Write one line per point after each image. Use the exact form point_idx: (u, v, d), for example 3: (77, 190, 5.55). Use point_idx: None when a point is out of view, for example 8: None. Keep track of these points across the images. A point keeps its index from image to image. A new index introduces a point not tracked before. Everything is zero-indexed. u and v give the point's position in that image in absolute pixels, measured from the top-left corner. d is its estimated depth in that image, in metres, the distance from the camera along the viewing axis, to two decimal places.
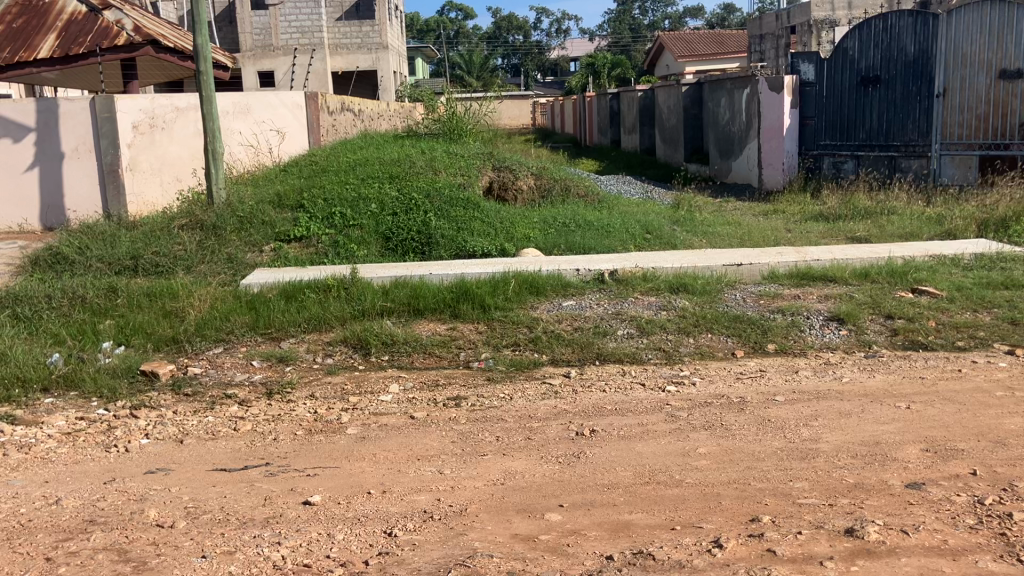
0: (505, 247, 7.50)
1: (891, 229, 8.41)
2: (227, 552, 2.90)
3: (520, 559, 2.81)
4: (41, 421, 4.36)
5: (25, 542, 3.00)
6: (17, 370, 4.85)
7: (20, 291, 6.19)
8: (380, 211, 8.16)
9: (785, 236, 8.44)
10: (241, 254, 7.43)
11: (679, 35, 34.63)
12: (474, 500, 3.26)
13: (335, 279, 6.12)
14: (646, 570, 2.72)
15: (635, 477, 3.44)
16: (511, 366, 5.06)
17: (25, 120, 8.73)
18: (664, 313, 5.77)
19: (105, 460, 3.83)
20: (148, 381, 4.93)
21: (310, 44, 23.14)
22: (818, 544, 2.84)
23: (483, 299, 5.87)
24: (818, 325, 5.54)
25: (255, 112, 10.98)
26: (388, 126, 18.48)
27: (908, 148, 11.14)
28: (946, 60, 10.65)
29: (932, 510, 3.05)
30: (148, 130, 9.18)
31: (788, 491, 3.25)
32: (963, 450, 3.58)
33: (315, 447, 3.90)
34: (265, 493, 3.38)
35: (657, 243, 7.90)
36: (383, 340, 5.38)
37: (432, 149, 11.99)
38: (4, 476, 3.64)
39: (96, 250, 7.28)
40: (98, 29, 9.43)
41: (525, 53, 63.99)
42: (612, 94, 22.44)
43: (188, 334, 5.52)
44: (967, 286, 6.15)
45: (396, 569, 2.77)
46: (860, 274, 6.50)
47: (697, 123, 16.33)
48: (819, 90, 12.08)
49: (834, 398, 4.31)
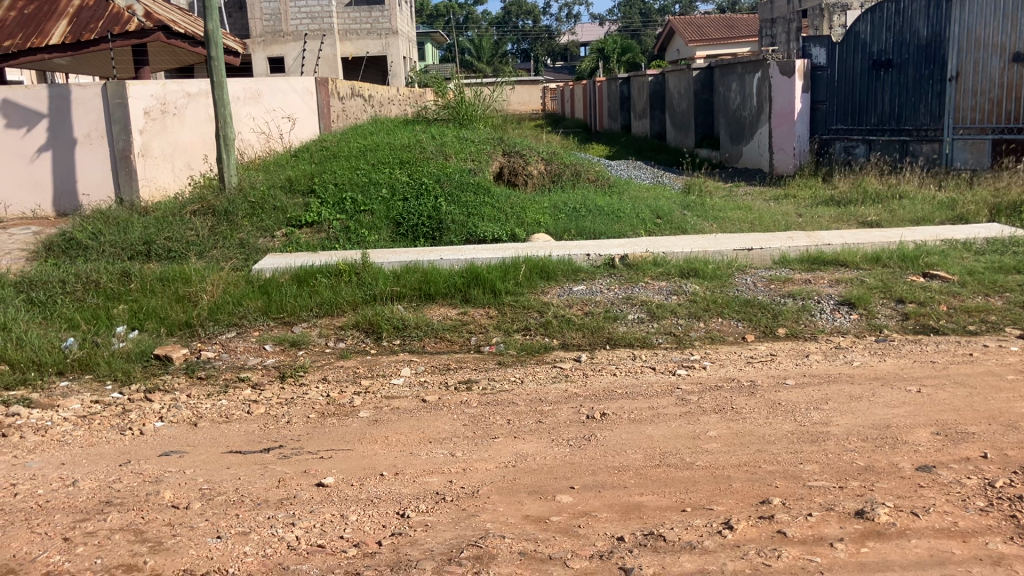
0: (516, 232, 7.50)
1: (902, 214, 8.38)
2: (242, 533, 2.93)
3: (532, 540, 2.83)
4: (57, 403, 4.40)
5: (44, 522, 3.05)
6: (33, 354, 4.91)
7: (36, 276, 6.25)
8: (391, 196, 8.19)
9: (796, 221, 8.43)
10: (253, 239, 7.47)
11: (690, 20, 34.38)
12: (486, 482, 3.29)
13: (346, 263, 6.14)
14: (656, 551, 2.74)
15: (646, 459, 3.46)
16: (522, 350, 5.07)
17: (37, 106, 8.79)
18: (675, 297, 5.77)
19: (121, 442, 3.87)
20: (162, 365, 4.98)
21: (320, 30, 22.94)
22: (828, 526, 2.85)
23: (494, 283, 5.88)
24: (829, 310, 5.53)
25: (266, 98, 11.00)
26: (398, 111, 18.50)
27: (920, 132, 11.04)
28: (958, 43, 10.48)
29: (943, 493, 3.06)
30: (159, 115, 9.18)
31: (798, 473, 3.26)
32: (975, 433, 3.59)
33: (327, 430, 3.93)
34: (279, 474, 3.41)
35: (668, 228, 7.89)
36: (395, 324, 5.40)
37: (443, 134, 11.99)
38: (22, 458, 3.69)
39: (108, 236, 7.34)
40: (109, 15, 9.42)
41: (535, 39, 63.53)
42: (622, 79, 22.36)
43: (202, 318, 5.56)
44: (979, 270, 6.13)
45: (409, 549, 2.80)
46: (871, 258, 6.47)
47: (707, 108, 16.26)
48: (831, 74, 12.21)
49: (845, 381, 4.32)
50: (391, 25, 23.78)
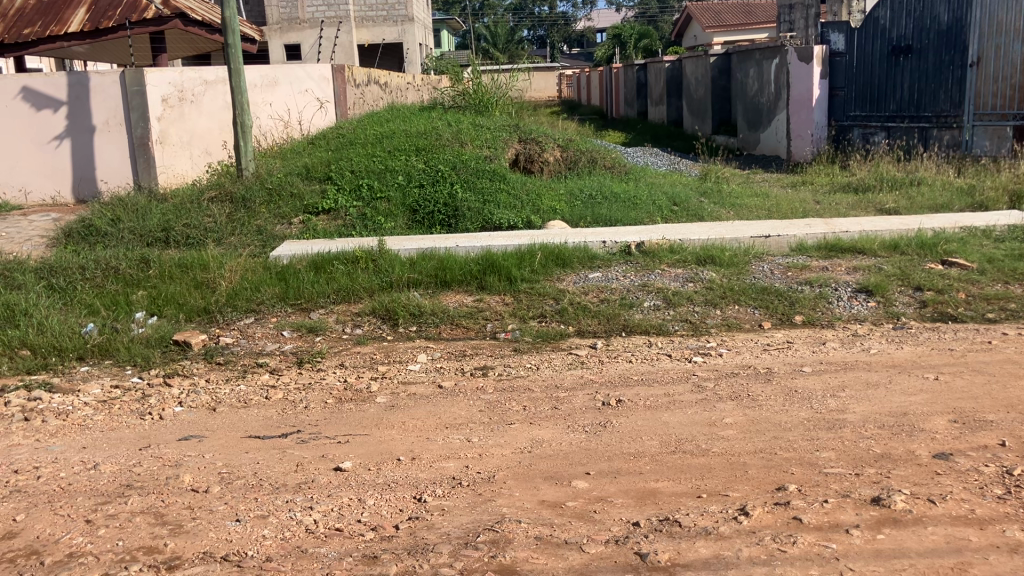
0: (532, 218, 7.51)
1: (921, 201, 8.31)
2: (260, 517, 2.96)
3: (548, 525, 2.85)
4: (78, 388, 4.45)
5: (66, 505, 3.09)
6: (54, 340, 4.96)
7: (56, 263, 6.31)
8: (407, 183, 8.20)
9: (814, 208, 8.38)
10: (270, 226, 7.51)
11: (709, 6, 34.14)
12: (502, 467, 3.31)
13: (363, 250, 6.17)
14: (671, 536, 2.75)
15: (662, 446, 3.46)
16: (538, 337, 5.08)
17: (56, 94, 8.85)
18: (691, 285, 5.76)
19: (140, 427, 3.91)
20: (181, 351, 5.02)
21: (337, 18, 22.37)
22: (844, 513, 2.86)
23: (509, 271, 5.89)
24: (846, 297, 5.51)
25: (283, 85, 11.03)
26: (413, 98, 18.41)
27: (940, 118, 10.90)
28: (980, 27, 10.27)
29: (960, 480, 3.05)
30: (177, 103, 9.19)
31: (814, 460, 3.26)
32: (992, 421, 3.57)
33: (344, 416, 3.96)
34: (297, 459, 3.44)
35: (685, 215, 7.87)
36: (411, 311, 5.41)
37: (459, 121, 11.97)
38: (44, 442, 3.73)
39: (127, 222, 7.40)
40: (127, 3, 9.46)
41: (551, 24, 63.19)
42: (639, 65, 22.20)
43: (220, 305, 5.61)
44: (999, 257, 6.08)
45: (426, 533, 2.82)
46: (889, 246, 6.44)
47: (725, 94, 16.19)
48: (848, 60, 12.23)
49: (862, 368, 4.32)
50: (406, 12, 23.20)
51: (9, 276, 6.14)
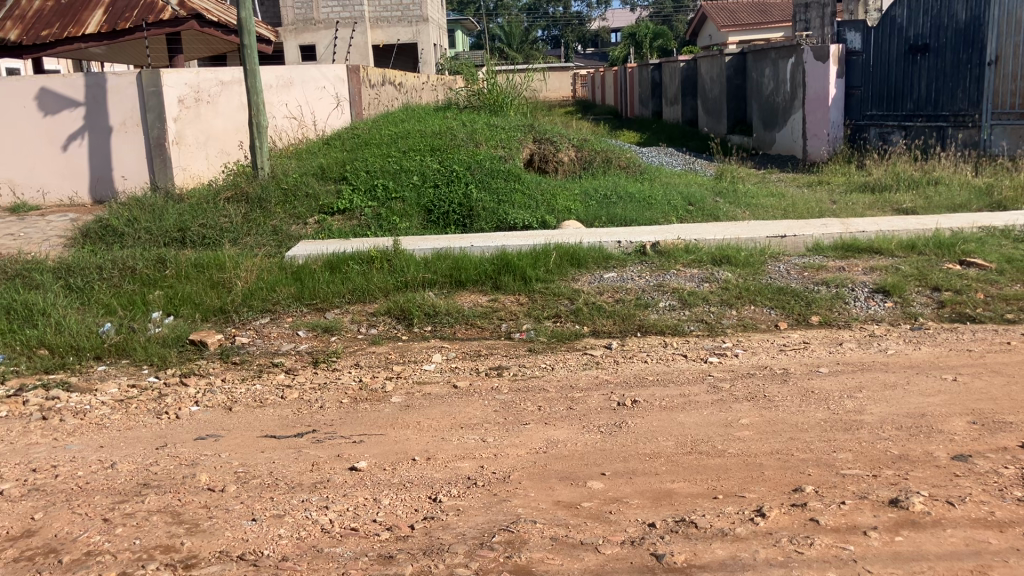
0: (546, 218, 7.50)
1: (938, 200, 8.27)
2: (276, 516, 2.97)
3: (563, 525, 2.84)
4: (95, 387, 4.48)
5: (84, 503, 3.11)
6: (72, 340, 4.99)
7: (74, 262, 6.35)
8: (422, 182, 8.21)
9: (830, 208, 8.34)
10: (286, 226, 7.54)
11: (723, 6, 34.05)
12: (517, 467, 3.31)
13: (378, 251, 6.18)
14: (688, 537, 2.74)
15: (678, 446, 3.45)
16: (553, 337, 5.08)
17: (73, 94, 8.90)
18: (707, 285, 5.74)
19: (156, 426, 3.93)
20: (197, 350, 5.03)
21: (351, 17, 22.34)
22: (862, 514, 2.84)
23: (524, 271, 5.89)
24: (863, 297, 5.48)
25: (298, 86, 11.08)
26: (428, 98, 18.43)
27: (957, 118, 10.82)
28: (998, 26, 10.17)
29: (979, 482, 3.02)
30: (192, 104, 9.25)
31: (831, 461, 3.24)
32: (1011, 423, 3.54)
33: (359, 416, 3.96)
34: (312, 459, 3.45)
35: (699, 215, 7.85)
36: (426, 311, 5.42)
37: (473, 122, 11.96)
38: (62, 442, 3.75)
39: (144, 222, 7.45)
40: (143, 5, 9.52)
41: (566, 25, 63.15)
42: (653, 65, 22.18)
43: (236, 305, 5.63)
44: (1017, 257, 6.03)
45: (441, 533, 2.82)
46: (906, 246, 6.38)
47: (740, 93, 16.14)
48: (866, 58, 12.21)
49: (879, 369, 4.29)
50: (420, 12, 23.23)
51: (27, 276, 6.17)
